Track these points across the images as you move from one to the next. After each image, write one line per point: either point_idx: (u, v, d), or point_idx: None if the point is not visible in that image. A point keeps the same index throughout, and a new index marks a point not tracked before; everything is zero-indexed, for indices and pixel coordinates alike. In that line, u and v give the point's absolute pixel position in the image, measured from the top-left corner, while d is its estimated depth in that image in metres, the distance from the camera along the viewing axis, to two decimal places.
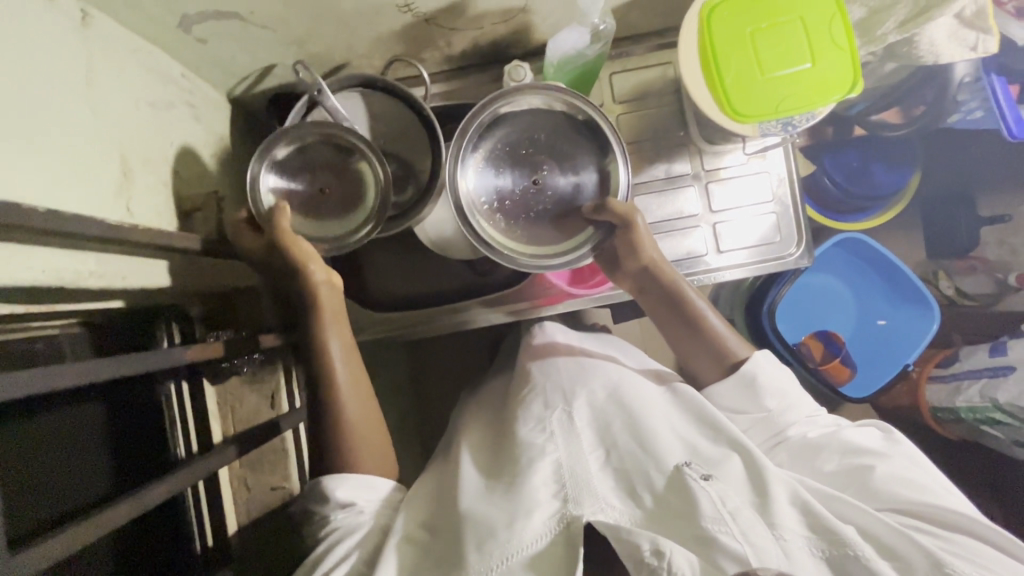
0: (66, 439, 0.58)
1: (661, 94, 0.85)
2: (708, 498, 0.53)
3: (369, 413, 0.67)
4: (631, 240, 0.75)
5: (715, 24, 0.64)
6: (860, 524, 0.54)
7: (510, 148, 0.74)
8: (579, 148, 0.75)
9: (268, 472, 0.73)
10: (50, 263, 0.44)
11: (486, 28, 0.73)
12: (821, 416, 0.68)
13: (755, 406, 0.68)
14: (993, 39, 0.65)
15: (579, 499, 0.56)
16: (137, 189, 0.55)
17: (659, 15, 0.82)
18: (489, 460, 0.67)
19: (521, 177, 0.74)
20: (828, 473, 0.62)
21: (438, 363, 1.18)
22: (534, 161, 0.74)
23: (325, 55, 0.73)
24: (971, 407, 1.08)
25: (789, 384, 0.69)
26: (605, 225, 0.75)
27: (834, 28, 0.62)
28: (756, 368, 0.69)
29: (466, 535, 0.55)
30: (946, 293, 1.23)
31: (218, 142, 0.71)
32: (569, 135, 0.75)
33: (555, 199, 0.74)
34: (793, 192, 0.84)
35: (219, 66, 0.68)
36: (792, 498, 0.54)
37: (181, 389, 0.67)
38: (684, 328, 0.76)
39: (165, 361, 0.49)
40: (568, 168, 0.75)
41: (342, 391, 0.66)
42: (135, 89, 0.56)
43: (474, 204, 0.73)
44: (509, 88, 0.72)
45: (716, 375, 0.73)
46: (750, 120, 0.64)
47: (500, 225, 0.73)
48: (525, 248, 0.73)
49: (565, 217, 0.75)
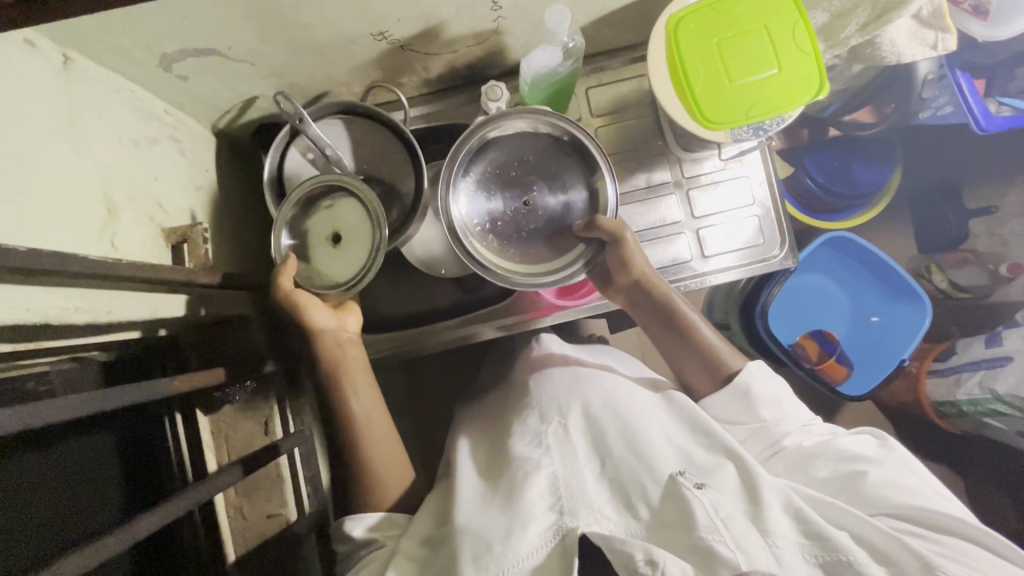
0: (65, 474, 0.55)
1: (638, 106, 0.87)
2: (703, 506, 0.53)
3: (388, 437, 0.71)
4: (622, 256, 0.76)
5: (682, 36, 0.65)
6: (853, 529, 0.53)
7: (500, 171, 0.77)
8: (566, 168, 0.77)
9: (265, 500, 0.73)
10: (33, 300, 0.45)
11: (460, 51, 0.75)
12: (817, 426, 0.69)
13: (751, 416, 0.69)
14: (951, 37, 0.67)
15: (575, 510, 0.56)
16: (124, 225, 0.56)
17: (631, 30, 0.83)
18: (485, 476, 0.66)
19: (512, 198, 0.76)
20: (822, 480, 0.62)
21: (436, 382, 1.19)
22: (524, 183, 0.77)
23: (306, 84, 0.75)
24: (972, 399, 1.07)
25: (782, 393, 0.70)
26: (596, 242, 0.75)
27: (798, 34, 0.64)
28: (749, 379, 0.70)
29: (464, 551, 0.55)
30: (940, 287, 1.23)
31: (204, 173, 0.73)
32: (555, 155, 0.77)
33: (546, 218, 0.76)
34: (773, 195, 0.85)
35: (202, 100, 0.70)
36: (785, 505, 0.54)
37: (176, 421, 0.69)
38: (677, 338, 0.77)
39: (151, 394, 0.49)
40: (557, 188, 0.77)
41: (358, 423, 0.69)
42: (119, 128, 0.58)
43: (467, 226, 0.74)
44: (496, 114, 0.74)
45: (710, 387, 0.74)
46: (722, 126, 0.65)
47: (493, 245, 0.75)
48: (518, 267, 0.74)
49: (558, 237, 0.76)
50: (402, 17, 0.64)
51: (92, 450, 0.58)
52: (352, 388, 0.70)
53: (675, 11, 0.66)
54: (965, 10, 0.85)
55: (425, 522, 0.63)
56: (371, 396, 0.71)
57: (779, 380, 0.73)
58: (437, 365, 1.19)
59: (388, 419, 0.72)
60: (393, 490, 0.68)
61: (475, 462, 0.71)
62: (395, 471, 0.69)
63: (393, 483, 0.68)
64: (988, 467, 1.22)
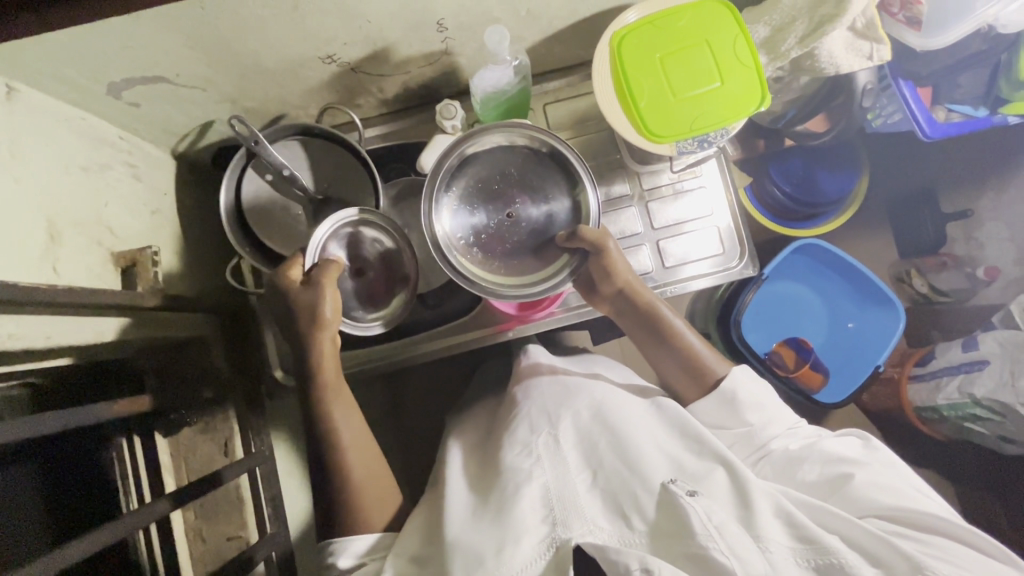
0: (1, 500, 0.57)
1: (597, 120, 0.88)
2: (696, 514, 0.51)
3: (366, 457, 0.69)
4: (605, 264, 0.76)
5: (626, 51, 0.67)
6: (846, 534, 0.53)
7: (482, 185, 0.76)
8: (547, 179, 0.76)
9: (225, 522, 0.74)
10: None
11: (413, 72, 0.76)
12: (803, 428, 0.68)
13: (736, 421, 0.68)
14: (886, 48, 0.68)
15: (568, 522, 0.56)
16: (67, 251, 0.56)
17: (584, 47, 0.85)
18: (474, 493, 0.65)
19: (495, 211, 0.75)
20: (810, 483, 0.61)
21: (415, 402, 1.18)
22: (507, 196, 0.76)
23: (262, 107, 0.76)
24: (952, 404, 1.07)
25: (767, 397, 0.70)
26: (580, 251, 0.74)
27: (738, 49, 0.65)
28: (735, 385, 0.70)
29: (453, 565, 0.55)
30: (921, 291, 1.21)
31: (162, 197, 0.73)
32: (535, 167, 0.76)
33: (529, 229, 0.75)
34: (731, 205, 0.85)
35: (157, 126, 0.71)
36: (776, 509, 0.54)
37: (133, 444, 0.68)
38: (663, 346, 0.77)
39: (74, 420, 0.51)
40: (540, 199, 0.76)
41: (347, 451, 0.68)
42: (66, 155, 0.59)
43: (450, 242, 0.73)
44: (472, 130, 0.73)
45: (697, 394, 0.73)
46: (666, 139, 0.66)
47: (476, 258, 0.74)
48: (503, 279, 0.74)
49: (541, 247, 0.75)
50: (349, 41, 0.65)
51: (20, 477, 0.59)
52: (341, 414, 0.70)
53: (618, 29, 0.68)
54: (900, 20, 0.85)
55: (398, 545, 0.62)
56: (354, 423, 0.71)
57: (764, 385, 0.72)
58: (416, 384, 1.18)
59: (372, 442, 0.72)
60: (378, 514, 0.67)
61: (459, 476, 0.70)
62: (377, 485, 0.69)
63: (375, 510, 0.67)
64: (981, 473, 1.21)
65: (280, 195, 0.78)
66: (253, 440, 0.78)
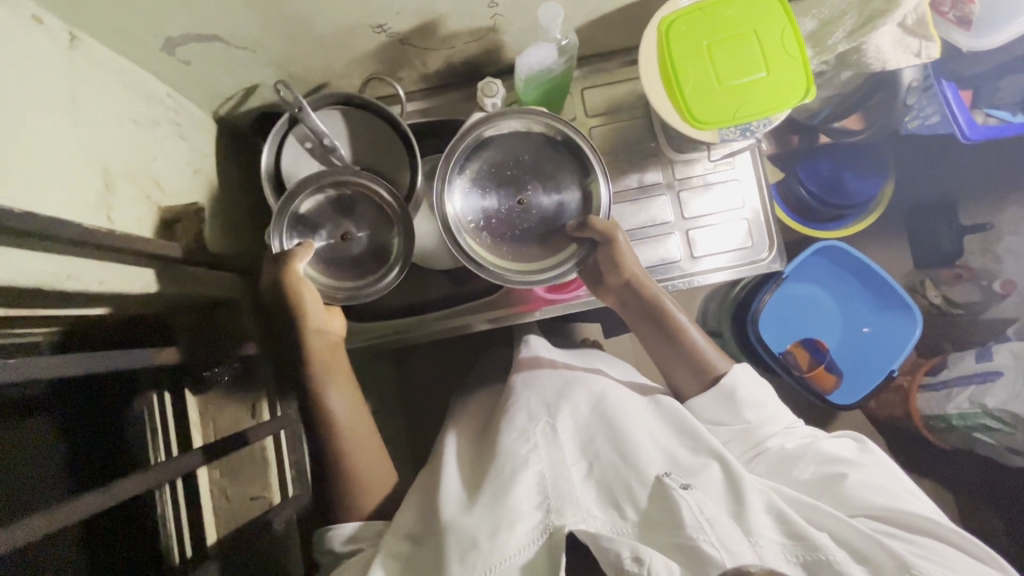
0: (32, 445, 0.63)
1: (632, 107, 0.89)
2: (688, 506, 0.52)
3: (369, 439, 0.70)
4: (614, 256, 0.76)
5: (673, 37, 0.67)
6: (834, 530, 0.53)
7: (496, 169, 0.76)
8: (560, 168, 0.77)
9: (248, 482, 0.75)
10: (29, 263, 0.45)
11: (458, 47, 0.77)
12: (800, 428, 0.69)
13: (736, 418, 0.69)
14: (935, 46, 0.68)
15: (562, 509, 0.56)
16: (120, 200, 0.57)
17: (626, 32, 0.85)
18: (471, 476, 0.65)
19: (507, 197, 0.76)
20: (804, 481, 0.62)
21: (427, 383, 1.18)
22: (519, 182, 0.76)
23: (306, 75, 0.77)
24: (961, 414, 1.08)
25: (767, 396, 0.71)
26: (588, 242, 0.75)
27: (785, 38, 0.66)
28: (735, 382, 0.70)
29: (448, 547, 0.54)
30: (934, 302, 1.21)
31: (204, 158, 0.74)
32: (549, 155, 0.76)
33: (540, 217, 0.76)
34: (763, 200, 0.86)
35: (204, 87, 0.72)
36: (766, 506, 0.54)
37: (164, 399, 0.70)
38: (666, 340, 0.76)
39: (134, 361, 0.52)
40: (551, 188, 0.77)
41: (342, 433, 0.69)
42: (120, 107, 0.59)
43: (461, 223, 0.74)
44: (491, 113, 0.74)
45: (698, 388, 0.73)
46: (710, 126, 0.66)
47: (486, 241, 0.75)
48: (511, 265, 0.74)
49: (550, 235, 0.76)
50: (402, 11, 0.66)
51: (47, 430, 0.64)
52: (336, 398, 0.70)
53: (667, 14, 0.68)
54: (950, 19, 0.85)
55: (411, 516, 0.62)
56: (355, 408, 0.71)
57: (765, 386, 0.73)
58: (429, 365, 1.18)
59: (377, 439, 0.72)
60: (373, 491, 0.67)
61: (453, 459, 0.69)
62: (373, 466, 0.70)
63: (370, 496, 0.67)
64: (983, 487, 1.21)
65: (317, 162, 0.79)
66: (278, 404, 0.77)
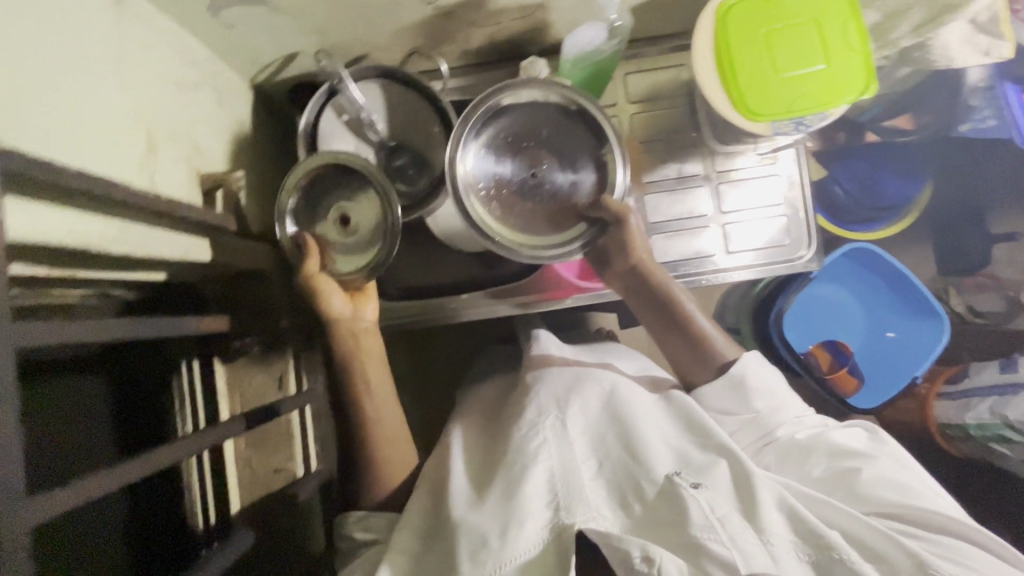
0: (71, 410, 0.61)
1: (674, 95, 0.86)
2: (699, 505, 0.51)
3: (394, 415, 0.70)
4: (623, 239, 0.75)
5: (730, 24, 0.65)
6: (846, 528, 0.53)
7: (512, 140, 0.74)
8: (578, 146, 0.74)
9: (272, 452, 0.75)
10: (75, 223, 0.45)
11: (503, 23, 0.74)
12: (809, 417, 0.68)
13: (745, 407, 0.68)
14: (1007, 45, 0.67)
15: (571, 506, 0.55)
16: (162, 164, 0.56)
17: (675, 16, 0.83)
18: (483, 469, 0.64)
19: (521, 168, 0.73)
20: (816, 478, 0.61)
21: (440, 364, 1.18)
22: (535, 155, 0.74)
23: (347, 45, 0.75)
24: (981, 424, 1.04)
25: (777, 384, 0.69)
26: (599, 222, 0.73)
27: (847, 31, 0.63)
28: (744, 370, 0.69)
29: (458, 546, 0.54)
30: (957, 310, 1.19)
31: (240, 126, 0.73)
32: (566, 128, 0.74)
33: (553, 193, 0.74)
34: (804, 196, 0.84)
35: (244, 52, 0.70)
36: (778, 503, 0.54)
37: (193, 365, 0.70)
38: (674, 328, 0.75)
39: (182, 328, 0.51)
40: (567, 166, 0.74)
41: (369, 418, 0.68)
42: (164, 68, 0.58)
43: (471, 188, 0.71)
44: (511, 80, 0.71)
45: (706, 376, 0.72)
46: (762, 118, 0.64)
47: (496, 212, 0.72)
48: (521, 238, 0.71)
49: (561, 212, 0.74)
50: None
51: (91, 390, 0.63)
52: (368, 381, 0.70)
53: None
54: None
55: (432, 505, 0.61)
56: (384, 381, 0.71)
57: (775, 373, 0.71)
58: (443, 346, 1.18)
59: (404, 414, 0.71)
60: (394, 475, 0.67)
61: (460, 453, 0.68)
62: (401, 453, 0.69)
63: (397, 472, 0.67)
64: (990, 501, 1.20)
65: (352, 136, 0.77)
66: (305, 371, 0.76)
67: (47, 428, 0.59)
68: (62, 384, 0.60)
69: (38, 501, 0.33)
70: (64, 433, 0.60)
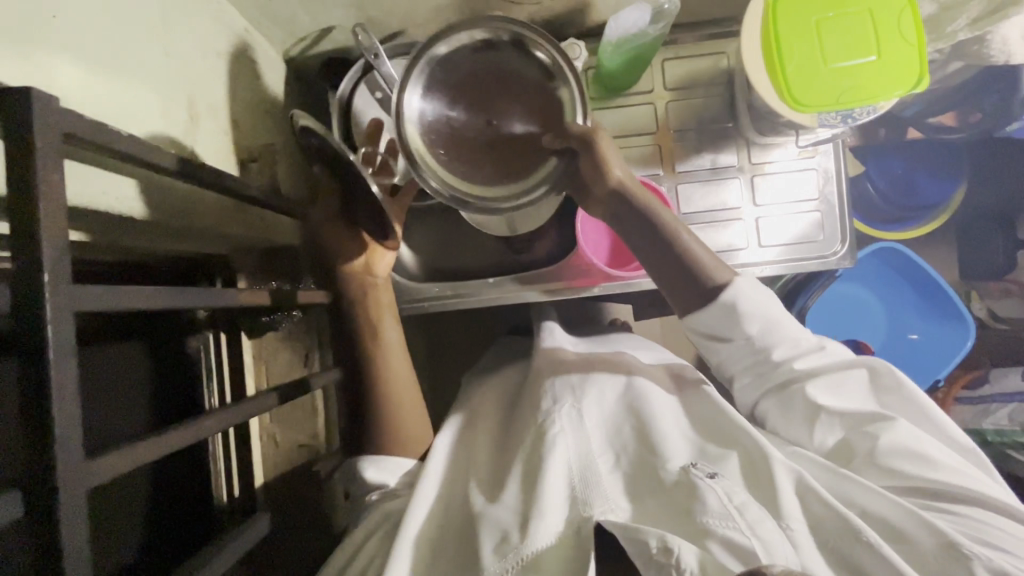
0: (117, 376, 0.59)
1: (710, 85, 0.84)
2: (715, 495, 0.50)
3: (403, 366, 0.72)
4: (597, 160, 0.63)
5: (782, 11, 0.63)
6: (867, 506, 0.52)
7: (457, 87, 0.60)
8: (528, 83, 0.61)
9: (298, 429, 0.77)
10: (102, 181, 0.45)
11: (545, 3, 0.73)
12: (806, 336, 0.67)
13: (737, 331, 0.65)
14: None
15: (589, 498, 0.53)
16: (203, 134, 0.56)
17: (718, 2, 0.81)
18: (508, 455, 0.64)
19: (474, 117, 0.61)
20: (830, 448, 0.61)
21: (455, 347, 1.17)
22: (486, 101, 0.60)
23: (384, 20, 0.74)
24: (999, 430, 1.03)
25: (771, 304, 0.66)
26: (569, 152, 0.62)
27: (903, 20, 0.61)
28: (737, 292, 0.65)
29: (481, 535, 0.52)
30: (977, 314, 1.16)
31: (274, 99, 0.72)
32: (509, 64, 0.60)
33: (516, 141, 0.61)
34: (840, 191, 0.82)
35: (282, 24, 0.69)
36: (798, 491, 0.53)
37: (219, 338, 0.70)
38: (662, 258, 0.68)
39: (219, 301, 0.49)
40: (524, 110, 0.61)
41: (387, 378, 0.71)
42: (205, 37, 0.57)
43: (427, 153, 0.60)
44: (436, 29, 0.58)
45: (697, 303, 0.67)
46: (810, 109, 0.63)
47: (460, 172, 0.61)
48: (495, 195, 0.60)
49: (527, 156, 0.61)
50: None
51: (136, 356, 0.62)
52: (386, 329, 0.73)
53: None
54: None
55: (456, 487, 0.61)
56: (396, 332, 0.74)
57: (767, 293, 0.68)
58: (459, 330, 1.17)
59: (413, 378, 0.73)
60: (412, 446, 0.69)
61: (474, 449, 0.66)
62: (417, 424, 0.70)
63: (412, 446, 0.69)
64: None
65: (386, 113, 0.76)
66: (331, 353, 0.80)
67: (101, 396, 0.57)
68: (109, 351, 0.58)
69: (100, 465, 0.34)
70: (110, 403, 0.58)
